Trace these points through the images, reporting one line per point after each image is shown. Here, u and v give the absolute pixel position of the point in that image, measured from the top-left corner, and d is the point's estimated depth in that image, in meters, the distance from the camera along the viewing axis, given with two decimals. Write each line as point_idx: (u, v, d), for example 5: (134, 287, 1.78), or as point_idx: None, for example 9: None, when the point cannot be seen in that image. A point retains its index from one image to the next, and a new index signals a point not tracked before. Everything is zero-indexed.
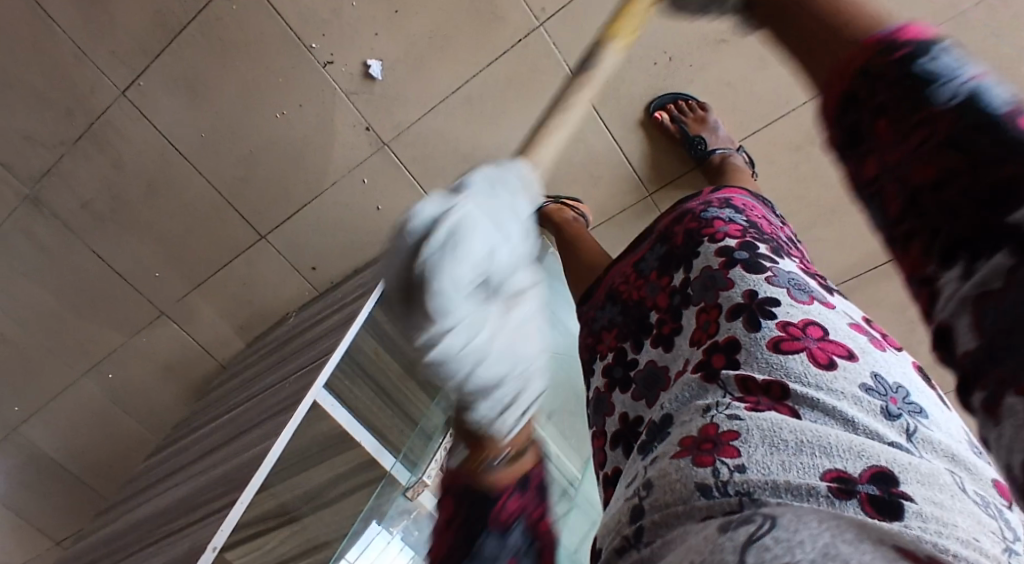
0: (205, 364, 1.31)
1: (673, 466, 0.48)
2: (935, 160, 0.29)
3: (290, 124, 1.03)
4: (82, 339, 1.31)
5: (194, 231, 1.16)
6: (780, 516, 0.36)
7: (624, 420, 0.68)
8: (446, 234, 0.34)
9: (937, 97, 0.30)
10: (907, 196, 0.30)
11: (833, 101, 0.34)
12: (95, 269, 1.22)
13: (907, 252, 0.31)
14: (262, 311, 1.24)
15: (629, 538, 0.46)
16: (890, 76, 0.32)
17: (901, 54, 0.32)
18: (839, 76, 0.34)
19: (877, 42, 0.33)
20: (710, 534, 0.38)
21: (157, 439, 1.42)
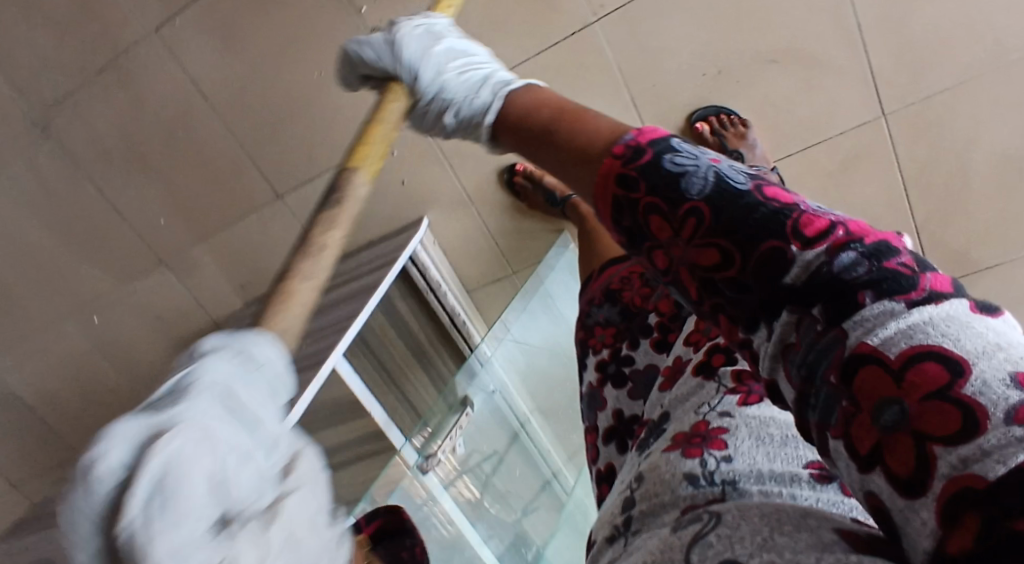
0: (199, 320, 1.27)
1: (663, 459, 0.54)
2: (714, 245, 0.33)
3: (324, 87, 1.01)
4: (72, 279, 1.26)
5: (208, 182, 1.13)
6: (726, 513, 0.42)
7: (619, 416, 0.72)
8: (154, 482, 0.28)
9: (691, 189, 0.34)
10: (701, 279, 0.34)
11: (608, 205, 0.38)
12: (97, 209, 1.18)
13: (718, 322, 0.35)
14: (266, 275, 1.20)
15: (620, 525, 0.53)
16: (647, 180, 0.36)
17: (646, 160, 0.36)
18: (602, 188, 0.38)
19: (619, 152, 0.37)
20: (666, 533, 0.44)
21: (136, 394, 1.37)
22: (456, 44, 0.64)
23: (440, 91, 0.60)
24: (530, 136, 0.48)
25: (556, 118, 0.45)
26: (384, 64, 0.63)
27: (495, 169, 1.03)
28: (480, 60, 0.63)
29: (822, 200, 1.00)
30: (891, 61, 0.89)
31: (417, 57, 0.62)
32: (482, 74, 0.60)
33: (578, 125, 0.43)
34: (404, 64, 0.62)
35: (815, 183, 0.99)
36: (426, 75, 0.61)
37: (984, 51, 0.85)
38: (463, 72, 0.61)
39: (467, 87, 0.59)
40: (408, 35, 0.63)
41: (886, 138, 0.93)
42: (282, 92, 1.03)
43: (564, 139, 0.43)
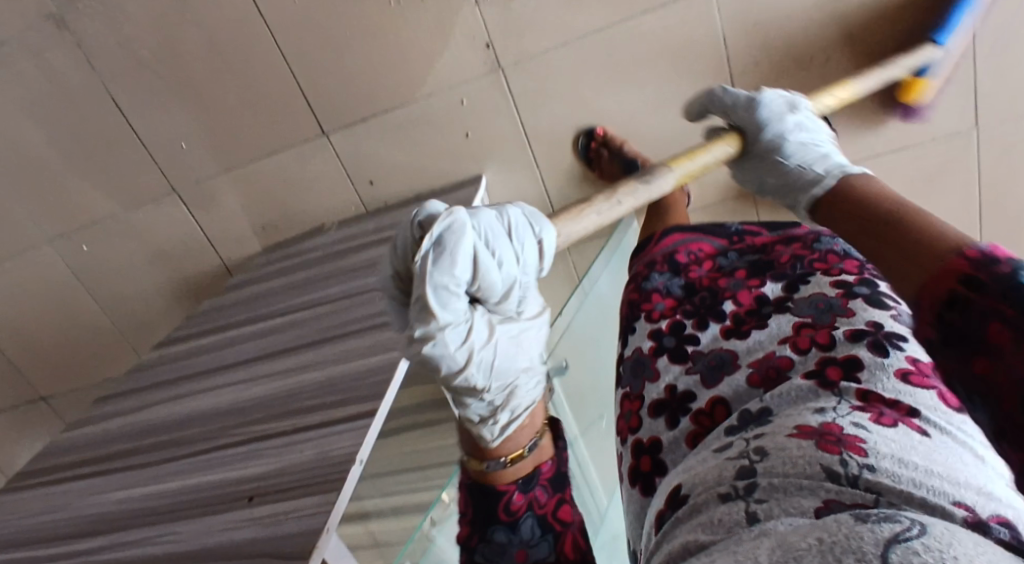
0: (206, 261, 1.16)
1: (792, 444, 0.44)
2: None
3: (401, 20, 0.91)
4: (66, 200, 1.12)
5: (244, 108, 1.01)
6: (931, 526, 0.31)
7: (671, 390, 0.63)
8: (434, 246, 0.50)
9: None
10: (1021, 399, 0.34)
11: (934, 307, 0.40)
12: (109, 121, 1.05)
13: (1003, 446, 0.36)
14: (293, 218, 1.10)
15: (737, 489, 0.43)
16: (994, 287, 0.37)
17: (997, 269, 0.37)
18: (938, 281, 0.41)
19: (971, 257, 0.39)
20: (844, 519, 0.33)
21: (120, 333, 1.24)
22: (806, 122, 0.72)
23: (777, 148, 0.69)
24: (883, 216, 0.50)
25: (896, 216, 0.49)
26: (744, 110, 0.74)
27: (573, 132, 0.96)
28: (827, 141, 0.70)
29: None
30: (996, 75, 0.86)
31: (773, 117, 0.72)
32: (818, 146, 0.68)
33: (910, 228, 0.46)
34: (759, 117, 0.72)
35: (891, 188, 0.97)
36: (773, 134, 0.71)
37: None
38: (804, 143, 0.69)
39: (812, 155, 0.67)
40: (774, 103, 0.73)
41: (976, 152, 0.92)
42: (353, 17, 0.92)
43: (893, 229, 0.48)
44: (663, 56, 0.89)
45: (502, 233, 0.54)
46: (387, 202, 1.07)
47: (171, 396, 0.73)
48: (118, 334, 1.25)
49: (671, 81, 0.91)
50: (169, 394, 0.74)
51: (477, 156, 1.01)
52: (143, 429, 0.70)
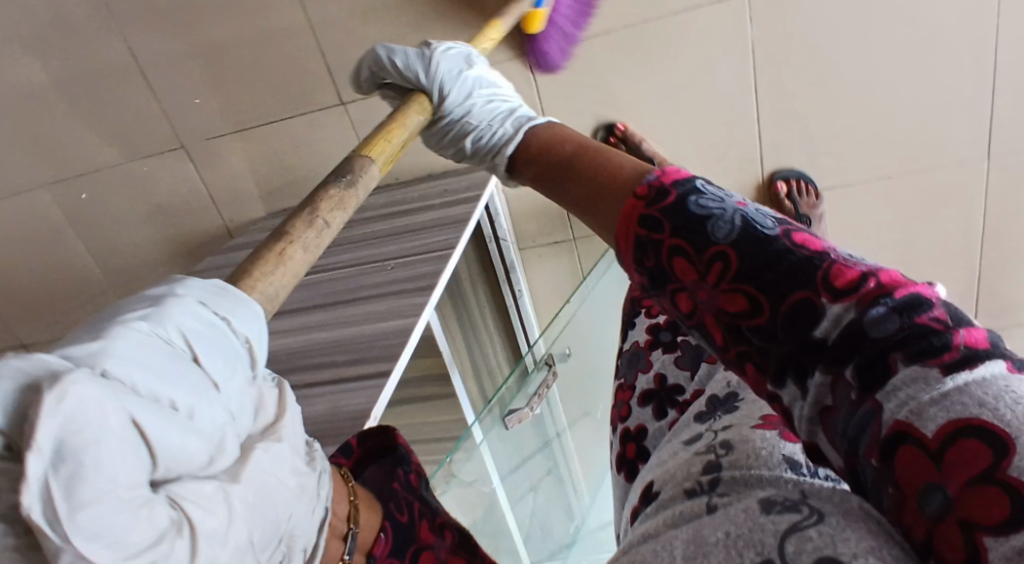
0: (207, 220, 1.14)
1: (757, 435, 0.41)
2: (739, 289, 0.30)
3: None
4: (66, 145, 1.09)
5: (262, 68, 1.00)
6: (842, 519, 0.26)
7: (661, 379, 0.59)
8: (69, 466, 0.23)
9: (718, 233, 0.31)
10: (729, 327, 0.31)
11: (629, 252, 0.36)
12: (120, 70, 1.02)
13: (742, 371, 0.31)
14: (301, 185, 1.09)
15: (701, 483, 0.39)
16: (675, 218, 0.33)
17: (667, 200, 0.34)
18: (625, 230, 0.36)
19: (643, 193, 0.36)
20: (752, 509, 0.29)
21: (111, 287, 1.22)
22: (486, 80, 0.66)
23: (465, 114, 0.63)
24: (562, 163, 0.48)
25: (584, 158, 0.45)
26: (413, 75, 0.64)
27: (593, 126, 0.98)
28: (506, 95, 0.67)
29: (897, 229, 1.00)
30: (1010, 107, 0.88)
31: (450, 77, 0.64)
32: (503, 103, 0.64)
33: (607, 164, 0.42)
34: (432, 80, 0.63)
35: (898, 209, 0.98)
36: (450, 99, 0.63)
37: None
38: (491, 103, 0.64)
39: (490, 116, 0.63)
40: (446, 61, 0.64)
41: (985, 177, 0.94)
42: None
43: (590, 173, 0.43)
44: (688, 56, 0.90)
45: (191, 344, 0.31)
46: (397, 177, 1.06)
47: None
48: (108, 288, 1.22)
49: (693, 82, 0.92)
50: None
51: None
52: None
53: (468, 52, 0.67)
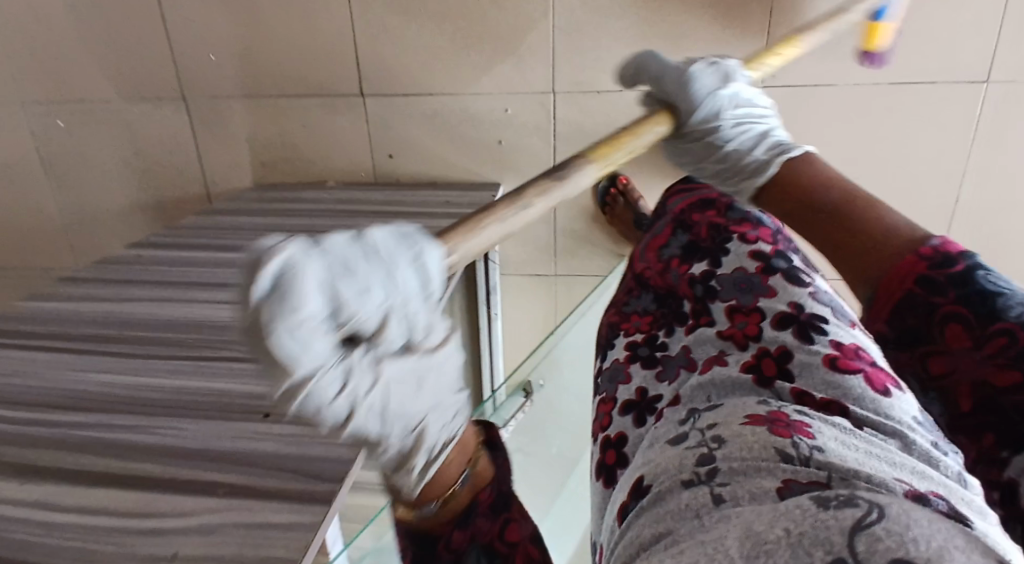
0: (189, 179, 1.11)
1: (748, 430, 0.47)
2: (1009, 367, 0.45)
3: (477, 16, 0.94)
4: (55, 69, 1.04)
5: (290, 42, 0.99)
6: (886, 506, 0.35)
7: (641, 392, 0.64)
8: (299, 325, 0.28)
9: (1006, 308, 0.46)
10: (986, 396, 0.47)
11: (897, 293, 0.51)
12: (139, 7, 0.99)
13: (977, 436, 0.48)
14: (298, 164, 1.07)
15: (699, 475, 0.45)
16: (967, 288, 0.48)
17: (953, 269, 0.49)
18: (898, 280, 0.51)
19: (926, 256, 0.50)
20: (806, 506, 0.36)
21: (66, 221, 1.15)
22: (743, 89, 0.70)
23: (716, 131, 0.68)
24: (819, 207, 0.59)
25: (848, 197, 0.58)
26: (675, 80, 0.69)
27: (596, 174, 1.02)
28: (765, 112, 0.72)
29: None
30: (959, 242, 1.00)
31: (709, 92, 0.67)
32: (752, 122, 0.68)
33: (880, 219, 0.55)
34: (691, 97, 0.67)
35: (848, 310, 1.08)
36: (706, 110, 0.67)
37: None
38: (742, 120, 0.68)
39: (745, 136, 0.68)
40: (707, 73, 0.68)
41: None
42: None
43: (858, 230, 0.56)
44: None
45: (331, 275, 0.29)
46: (399, 179, 1.06)
47: (126, 294, 0.65)
48: (60, 221, 1.15)
49: None
50: (147, 276, 0.70)
51: (502, 163, 1.03)
52: (115, 296, 0.65)
53: (724, 63, 0.70)
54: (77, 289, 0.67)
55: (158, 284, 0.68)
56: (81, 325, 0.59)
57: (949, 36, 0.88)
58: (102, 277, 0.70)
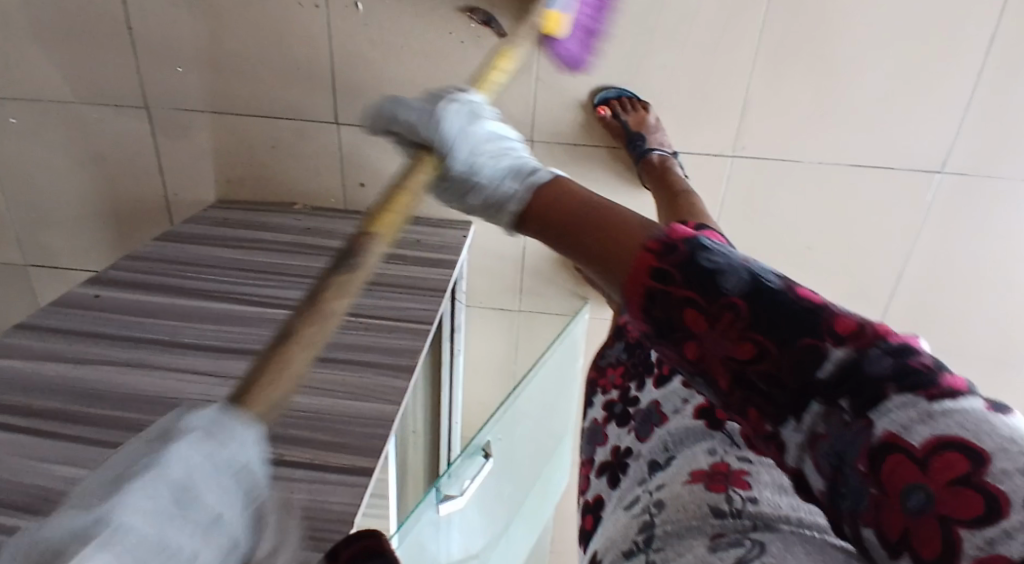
0: (148, 188, 1.07)
1: (686, 489, 0.49)
2: (746, 338, 0.33)
3: (460, 58, 0.93)
4: (9, 63, 0.99)
5: (262, 63, 0.96)
6: (771, 545, 0.38)
7: (616, 451, 0.63)
8: None
9: (725, 284, 0.35)
10: (734, 373, 0.35)
11: (639, 296, 0.39)
12: (102, 10, 0.94)
13: (750, 416, 0.35)
14: (265, 183, 1.05)
15: (638, 544, 0.48)
16: (681, 266, 0.37)
17: (677, 258, 0.37)
18: (633, 284, 0.39)
19: (652, 248, 0.39)
20: (710, 554, 0.40)
21: (17, 215, 1.11)
22: (494, 127, 0.67)
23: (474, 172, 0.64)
24: (563, 197, 0.49)
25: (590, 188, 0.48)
26: (423, 133, 0.65)
27: None
28: (516, 146, 0.68)
29: None
30: (899, 311, 1.06)
31: (460, 131, 0.64)
32: (509, 157, 0.65)
33: (611, 214, 0.44)
34: (441, 136, 0.63)
35: None
36: (463, 148, 0.64)
37: (955, 340, 1.08)
38: (497, 156, 0.64)
39: (499, 171, 0.62)
40: (456, 111, 0.65)
41: None
42: (415, 34, 0.92)
43: (595, 217, 0.45)
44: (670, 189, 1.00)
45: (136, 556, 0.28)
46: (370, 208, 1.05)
47: (88, 351, 0.64)
48: (11, 216, 1.11)
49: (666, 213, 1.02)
50: (107, 327, 0.68)
51: None
52: (74, 355, 0.64)
53: (474, 101, 0.68)
54: (33, 340, 0.66)
55: (119, 339, 0.67)
56: (39, 392, 0.59)
57: (910, 126, 0.92)
58: (60, 325, 0.68)
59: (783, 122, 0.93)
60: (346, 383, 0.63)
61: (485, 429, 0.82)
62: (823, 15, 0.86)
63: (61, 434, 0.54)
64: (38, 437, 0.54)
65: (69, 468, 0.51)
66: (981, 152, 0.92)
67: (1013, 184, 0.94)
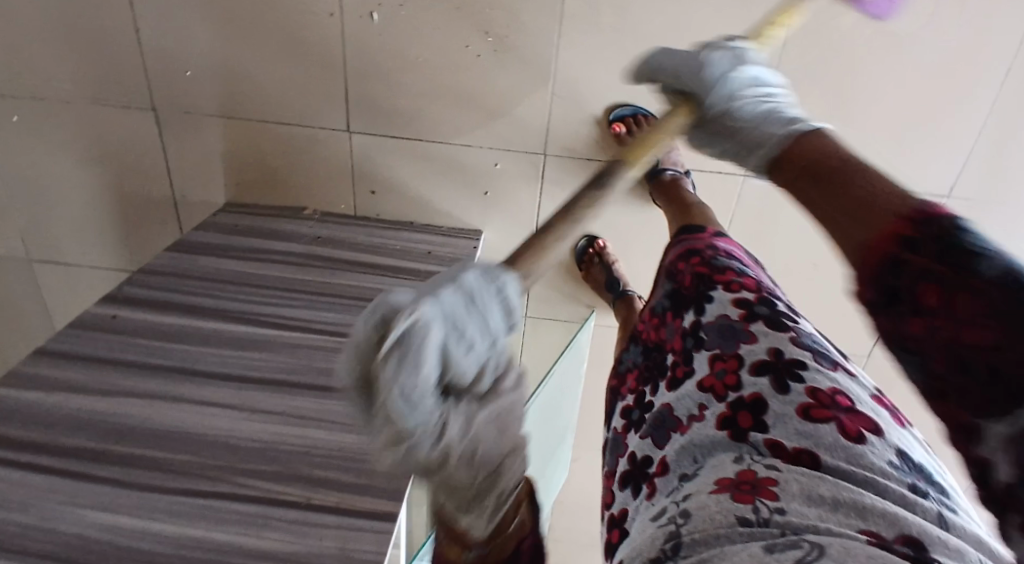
0: (156, 187, 1.06)
1: (710, 499, 0.46)
2: (988, 326, 0.38)
3: (475, 71, 0.92)
4: (11, 59, 0.96)
5: (274, 69, 0.94)
6: (828, 547, 0.38)
7: (633, 460, 0.60)
8: None
9: (982, 267, 0.39)
10: (959, 356, 0.39)
11: (878, 254, 0.44)
12: (109, 11, 0.92)
13: (953, 407, 0.40)
14: (275, 187, 1.04)
15: (665, 551, 0.45)
16: (932, 244, 0.41)
17: (922, 232, 0.42)
18: (874, 243, 0.45)
19: (906, 219, 0.44)
20: (755, 552, 0.39)
21: (20, 210, 1.10)
22: (765, 74, 0.73)
23: (732, 102, 0.71)
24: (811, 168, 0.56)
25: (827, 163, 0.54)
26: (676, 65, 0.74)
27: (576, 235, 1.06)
28: (778, 89, 0.73)
29: None
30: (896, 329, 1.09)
31: (722, 77, 0.72)
32: (774, 104, 0.70)
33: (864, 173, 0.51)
34: (699, 74, 0.72)
35: None
36: (721, 89, 0.71)
37: None
38: (752, 98, 0.71)
39: (763, 111, 0.69)
40: (722, 60, 0.73)
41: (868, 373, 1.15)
42: (431, 47, 0.91)
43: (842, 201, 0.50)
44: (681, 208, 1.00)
45: None
46: (380, 215, 1.06)
47: (109, 380, 0.65)
48: (13, 211, 1.10)
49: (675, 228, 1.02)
50: (130, 354, 0.69)
51: (485, 212, 1.04)
52: (99, 386, 0.64)
53: (744, 49, 0.74)
54: (54, 369, 0.66)
55: (142, 367, 0.67)
56: (68, 428, 0.59)
57: (928, 158, 0.93)
58: (82, 352, 0.69)
59: None
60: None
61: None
62: (843, 48, 0.86)
63: (94, 477, 0.55)
64: (71, 480, 0.55)
65: (105, 514, 0.52)
66: (996, 183, 0.93)
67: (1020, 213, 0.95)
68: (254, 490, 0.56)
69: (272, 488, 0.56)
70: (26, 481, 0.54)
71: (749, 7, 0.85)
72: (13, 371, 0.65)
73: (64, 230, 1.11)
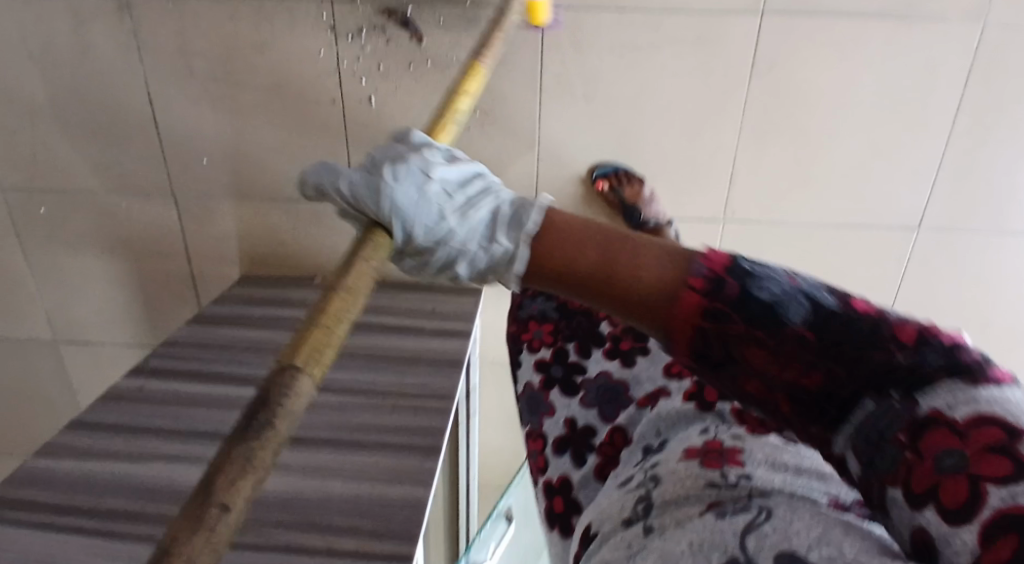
0: (174, 265, 1.13)
1: (680, 465, 0.50)
2: (814, 370, 0.40)
3: (467, 142, 1.00)
4: (42, 158, 1.05)
5: (283, 152, 1.03)
6: (775, 509, 0.41)
7: (572, 424, 0.68)
8: None
9: (792, 316, 0.40)
10: (799, 393, 0.41)
11: (685, 336, 0.42)
12: (132, 109, 1.01)
13: (807, 428, 0.42)
14: (286, 259, 1.11)
15: (637, 512, 0.48)
16: (742, 307, 0.41)
17: (729, 294, 0.41)
18: (684, 324, 0.42)
19: (700, 286, 0.41)
20: (709, 517, 0.41)
21: (47, 296, 1.17)
22: (452, 171, 0.55)
23: (440, 239, 0.51)
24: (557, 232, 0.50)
25: (613, 247, 0.44)
26: (363, 203, 0.52)
27: None
28: (476, 190, 0.54)
29: None
30: None
31: (413, 202, 0.51)
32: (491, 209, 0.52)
33: (645, 249, 0.44)
34: (390, 213, 0.51)
35: None
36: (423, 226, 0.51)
37: None
38: (465, 212, 0.52)
39: (478, 231, 0.51)
40: (401, 177, 0.52)
41: None
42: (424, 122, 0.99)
43: (627, 266, 0.43)
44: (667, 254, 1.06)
45: None
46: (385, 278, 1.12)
47: (139, 447, 0.70)
48: (40, 297, 1.17)
49: None
50: (157, 421, 0.74)
51: None
52: (129, 453, 0.69)
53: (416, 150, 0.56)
54: (88, 440, 0.71)
55: (170, 433, 0.72)
56: (103, 494, 0.64)
57: (891, 193, 0.99)
58: (112, 422, 0.74)
59: (767, 192, 1.01)
60: (381, 466, 0.69)
61: (507, 494, 0.91)
62: (801, 101, 0.94)
63: (128, 536, 0.59)
64: (106, 539, 0.59)
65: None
66: (958, 209, 0.99)
67: (980, 237, 1.01)
68: (279, 539, 0.60)
69: (296, 535, 0.60)
70: (66, 543, 0.59)
71: (713, 71, 0.93)
72: (50, 444, 0.70)
73: (87, 311, 1.18)
